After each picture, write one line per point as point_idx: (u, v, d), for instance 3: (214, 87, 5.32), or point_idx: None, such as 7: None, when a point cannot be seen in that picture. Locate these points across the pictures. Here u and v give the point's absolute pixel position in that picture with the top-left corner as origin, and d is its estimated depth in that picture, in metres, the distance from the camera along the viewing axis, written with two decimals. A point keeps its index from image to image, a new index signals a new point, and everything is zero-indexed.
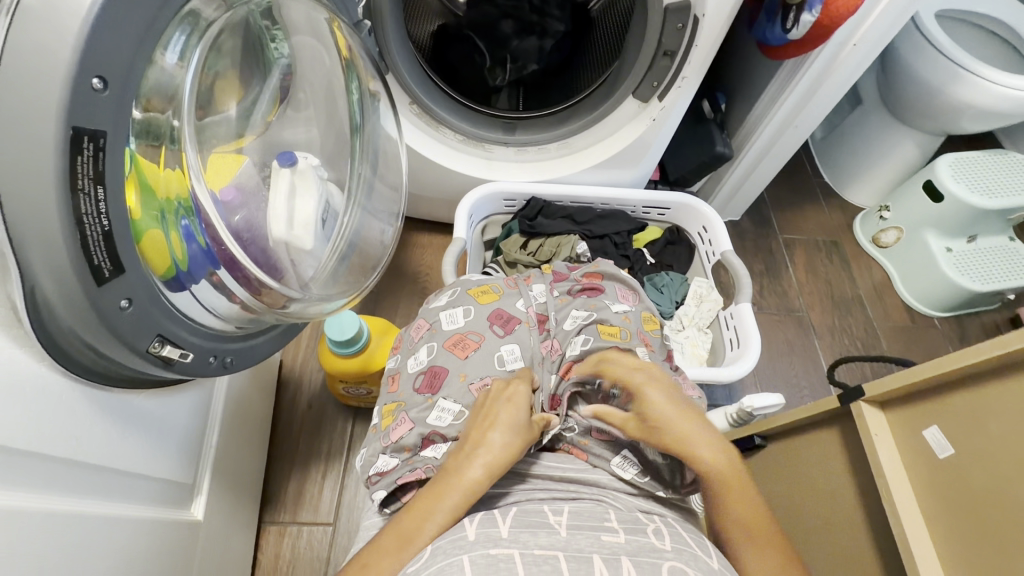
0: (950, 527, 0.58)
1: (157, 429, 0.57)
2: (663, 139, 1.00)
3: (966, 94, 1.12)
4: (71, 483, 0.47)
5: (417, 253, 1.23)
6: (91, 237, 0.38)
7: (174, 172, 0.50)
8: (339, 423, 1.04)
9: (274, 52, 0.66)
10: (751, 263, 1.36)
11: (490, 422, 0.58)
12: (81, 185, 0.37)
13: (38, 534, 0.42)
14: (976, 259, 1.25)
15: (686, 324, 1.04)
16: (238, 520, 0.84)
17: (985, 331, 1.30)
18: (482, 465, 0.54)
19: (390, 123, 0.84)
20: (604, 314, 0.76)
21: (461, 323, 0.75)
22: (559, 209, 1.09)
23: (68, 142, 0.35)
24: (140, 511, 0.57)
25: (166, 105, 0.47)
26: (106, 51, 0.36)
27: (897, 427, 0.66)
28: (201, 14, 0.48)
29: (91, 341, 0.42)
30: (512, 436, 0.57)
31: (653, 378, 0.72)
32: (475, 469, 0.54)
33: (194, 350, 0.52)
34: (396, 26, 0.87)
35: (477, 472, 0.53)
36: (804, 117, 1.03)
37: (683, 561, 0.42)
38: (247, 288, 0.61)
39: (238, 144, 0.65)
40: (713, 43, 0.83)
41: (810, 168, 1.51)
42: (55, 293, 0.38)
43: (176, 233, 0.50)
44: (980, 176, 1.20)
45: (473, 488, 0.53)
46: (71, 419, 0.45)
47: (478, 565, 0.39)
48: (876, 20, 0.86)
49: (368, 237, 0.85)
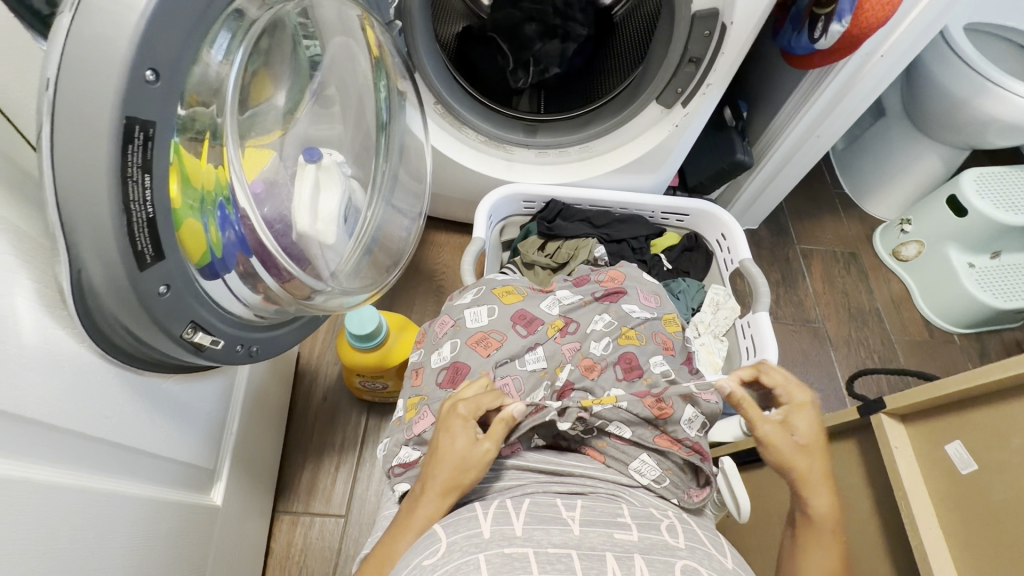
0: (970, 546, 0.57)
1: (183, 413, 0.59)
2: (685, 145, 1.00)
3: (993, 107, 1.11)
4: (101, 461, 0.48)
5: (435, 251, 1.25)
6: (136, 223, 0.39)
7: (214, 168, 0.52)
8: (354, 417, 1.05)
9: (307, 50, 0.67)
10: (767, 272, 1.36)
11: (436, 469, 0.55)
12: (130, 173, 0.38)
13: (72, 507, 0.44)
14: (1000, 275, 1.24)
15: (702, 331, 1.02)
16: (253, 507, 0.85)
17: (1005, 349, 1.28)
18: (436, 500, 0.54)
19: (416, 121, 0.86)
20: (627, 321, 0.78)
21: (485, 321, 0.75)
22: (578, 212, 1.10)
23: (121, 129, 0.37)
24: (165, 491, 0.58)
25: (210, 99, 0.48)
26: (159, 44, 0.37)
27: (916, 438, 0.65)
28: (244, 12, 0.49)
29: (130, 323, 0.43)
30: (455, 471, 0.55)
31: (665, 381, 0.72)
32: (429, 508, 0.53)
33: (224, 337, 0.54)
34: (424, 28, 0.88)
35: (427, 505, 0.53)
36: (827, 126, 1.03)
37: (697, 561, 0.42)
38: (276, 278, 0.62)
39: (277, 135, 0.67)
40: (740, 51, 0.83)
41: (830, 179, 1.50)
42: (101, 276, 0.39)
43: (212, 222, 0.52)
44: (1005, 192, 1.19)
45: (428, 524, 0.52)
46: (106, 400, 0.47)
47: (494, 564, 0.40)
48: (905, 32, 0.86)
49: (390, 232, 0.87)
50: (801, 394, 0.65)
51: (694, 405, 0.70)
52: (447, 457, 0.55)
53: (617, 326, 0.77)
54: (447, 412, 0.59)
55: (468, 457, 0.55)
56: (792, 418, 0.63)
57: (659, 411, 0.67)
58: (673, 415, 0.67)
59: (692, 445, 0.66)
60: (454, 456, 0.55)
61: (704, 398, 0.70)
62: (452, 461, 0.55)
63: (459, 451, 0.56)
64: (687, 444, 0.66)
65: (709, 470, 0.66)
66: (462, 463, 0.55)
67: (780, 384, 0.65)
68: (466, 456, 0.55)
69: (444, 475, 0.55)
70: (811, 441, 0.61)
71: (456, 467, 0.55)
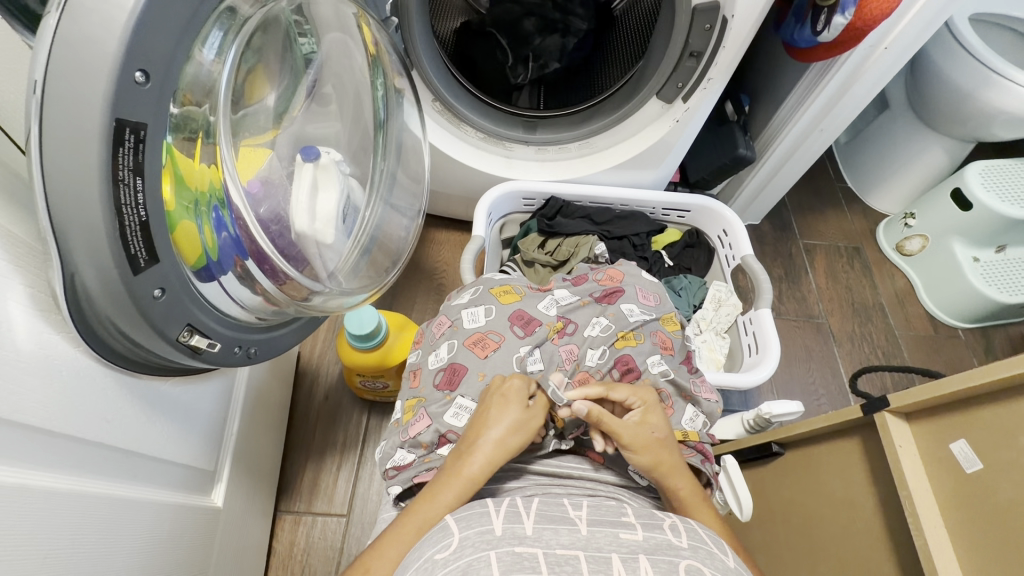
0: (976, 547, 0.57)
1: (182, 415, 0.59)
2: (686, 140, 0.99)
3: (998, 99, 1.10)
4: (101, 465, 0.48)
5: (435, 249, 1.24)
6: (129, 226, 0.39)
7: (208, 168, 0.51)
8: (355, 416, 1.05)
9: (303, 48, 0.66)
10: (770, 268, 1.35)
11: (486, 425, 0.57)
12: (121, 176, 0.38)
13: (72, 513, 0.43)
14: (1005, 269, 1.23)
15: (704, 328, 1.02)
16: (255, 507, 0.85)
17: (1011, 344, 1.27)
18: (483, 459, 0.54)
19: (414, 118, 0.85)
20: (623, 325, 0.77)
21: (482, 322, 0.75)
22: (578, 209, 1.09)
23: (111, 132, 0.36)
24: (165, 494, 0.58)
25: (203, 99, 0.48)
26: (149, 44, 0.37)
27: (920, 436, 0.65)
28: (237, 10, 0.48)
29: (125, 327, 0.43)
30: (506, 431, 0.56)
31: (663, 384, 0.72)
32: (476, 462, 0.54)
33: (221, 340, 0.53)
34: (422, 24, 0.87)
35: (473, 464, 0.53)
36: (831, 120, 1.02)
37: (699, 559, 0.42)
38: (273, 280, 0.62)
39: (271, 134, 0.66)
40: (740, 45, 0.82)
41: (832, 173, 1.49)
42: (94, 280, 0.39)
43: (207, 224, 0.51)
44: (1010, 185, 1.18)
45: (474, 481, 0.52)
46: (104, 403, 0.46)
47: (505, 563, 0.39)
48: (909, 24, 0.85)
49: (389, 231, 0.86)
50: (648, 391, 0.63)
51: (694, 404, 0.74)
52: (501, 421, 0.56)
53: (613, 330, 0.77)
54: (500, 385, 0.61)
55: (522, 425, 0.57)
56: (647, 417, 0.60)
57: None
58: (674, 416, 0.71)
59: (694, 447, 0.67)
60: (506, 420, 0.57)
61: (704, 397, 0.74)
62: (509, 424, 0.56)
63: (514, 422, 0.57)
64: (691, 446, 0.67)
65: (708, 470, 0.67)
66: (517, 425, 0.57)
67: (631, 395, 0.62)
68: (518, 423, 0.57)
69: (495, 441, 0.55)
70: (665, 437, 0.60)
71: (510, 431, 0.56)
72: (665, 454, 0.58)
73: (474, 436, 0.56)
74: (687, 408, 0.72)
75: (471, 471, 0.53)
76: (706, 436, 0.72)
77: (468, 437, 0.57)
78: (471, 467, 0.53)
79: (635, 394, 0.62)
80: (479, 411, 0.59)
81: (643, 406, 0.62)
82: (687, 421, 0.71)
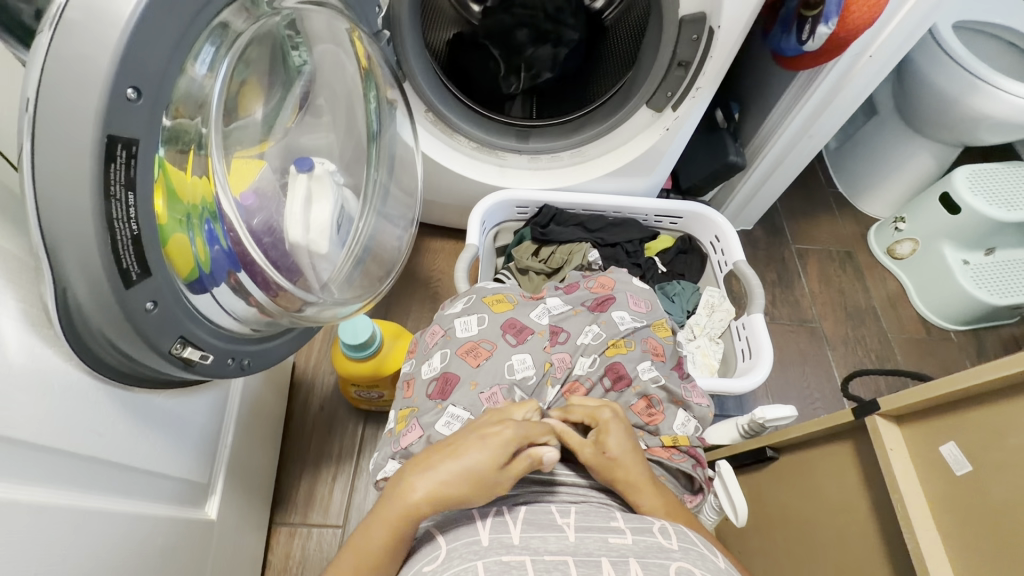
0: (968, 549, 0.57)
1: (175, 427, 0.59)
2: (677, 147, 1.00)
3: (984, 105, 1.11)
4: (92, 479, 0.48)
5: (430, 258, 1.25)
6: (121, 240, 0.39)
7: (200, 181, 0.51)
8: (350, 425, 1.05)
9: (294, 61, 0.67)
10: (763, 273, 1.36)
11: (440, 460, 0.50)
12: (114, 191, 0.38)
13: (63, 528, 0.43)
14: (995, 272, 1.24)
15: (698, 334, 1.03)
16: (250, 519, 0.85)
17: (1003, 346, 1.28)
18: (422, 494, 0.48)
19: (406, 129, 0.86)
20: (614, 333, 0.78)
21: (475, 330, 0.75)
22: (571, 217, 1.10)
23: (103, 147, 0.36)
24: (159, 508, 0.58)
25: (195, 113, 0.48)
26: (141, 61, 0.37)
27: (911, 439, 0.65)
28: (229, 25, 0.49)
29: (117, 340, 0.43)
30: (456, 473, 0.49)
31: (653, 390, 0.73)
32: (412, 497, 0.48)
33: (214, 351, 0.53)
34: (414, 36, 0.88)
35: (411, 498, 0.48)
36: (819, 126, 1.03)
37: (690, 561, 0.42)
38: (266, 292, 0.62)
39: (262, 147, 0.67)
40: (727, 55, 0.83)
41: (823, 179, 1.51)
42: (86, 294, 0.39)
43: (200, 236, 0.52)
44: (998, 189, 1.19)
45: (406, 519, 0.47)
46: (96, 418, 0.46)
47: (491, 572, 0.39)
48: (893, 32, 0.86)
49: (382, 241, 0.86)
50: (609, 409, 0.62)
51: (687, 409, 0.74)
52: (456, 459, 0.50)
53: (604, 338, 0.77)
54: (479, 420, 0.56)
55: (478, 469, 0.49)
56: (602, 438, 0.59)
57: (649, 418, 0.71)
58: (663, 421, 0.72)
59: (687, 452, 0.69)
60: (461, 461, 0.49)
61: (694, 400, 0.75)
62: (462, 464, 0.49)
63: (470, 456, 0.50)
64: (682, 450, 0.68)
65: (699, 475, 0.69)
66: (470, 467, 0.49)
67: (585, 414, 0.63)
68: (471, 467, 0.49)
69: (439, 476, 0.49)
70: (623, 457, 0.57)
71: (461, 471, 0.49)
72: (624, 473, 0.57)
73: (424, 467, 0.50)
74: (678, 412, 0.73)
75: (400, 509, 0.48)
76: (698, 441, 0.72)
77: (420, 465, 0.51)
78: (403, 506, 0.48)
79: (591, 412, 0.62)
80: (446, 441, 0.53)
81: (599, 425, 0.61)
82: (681, 425, 0.72)
